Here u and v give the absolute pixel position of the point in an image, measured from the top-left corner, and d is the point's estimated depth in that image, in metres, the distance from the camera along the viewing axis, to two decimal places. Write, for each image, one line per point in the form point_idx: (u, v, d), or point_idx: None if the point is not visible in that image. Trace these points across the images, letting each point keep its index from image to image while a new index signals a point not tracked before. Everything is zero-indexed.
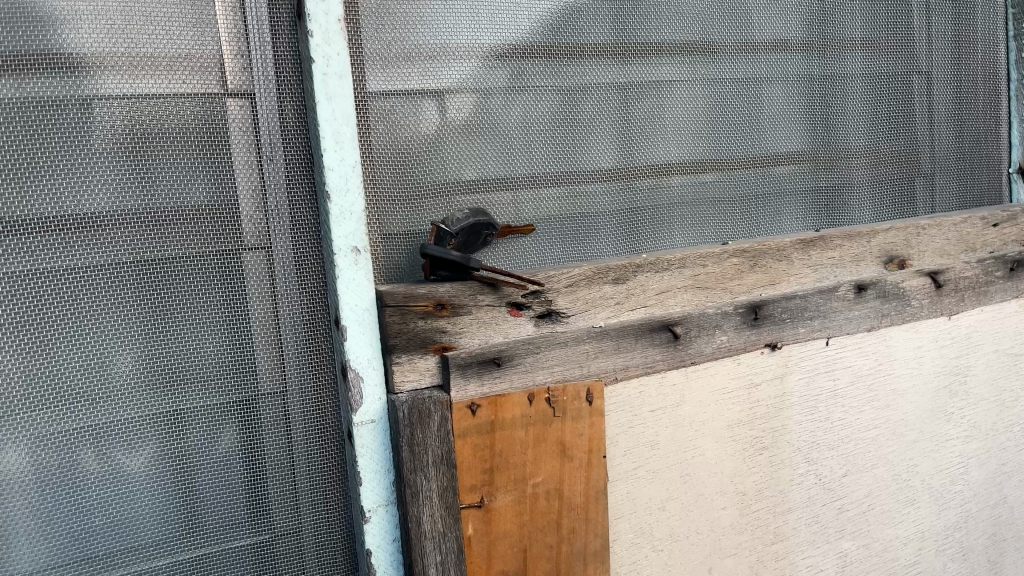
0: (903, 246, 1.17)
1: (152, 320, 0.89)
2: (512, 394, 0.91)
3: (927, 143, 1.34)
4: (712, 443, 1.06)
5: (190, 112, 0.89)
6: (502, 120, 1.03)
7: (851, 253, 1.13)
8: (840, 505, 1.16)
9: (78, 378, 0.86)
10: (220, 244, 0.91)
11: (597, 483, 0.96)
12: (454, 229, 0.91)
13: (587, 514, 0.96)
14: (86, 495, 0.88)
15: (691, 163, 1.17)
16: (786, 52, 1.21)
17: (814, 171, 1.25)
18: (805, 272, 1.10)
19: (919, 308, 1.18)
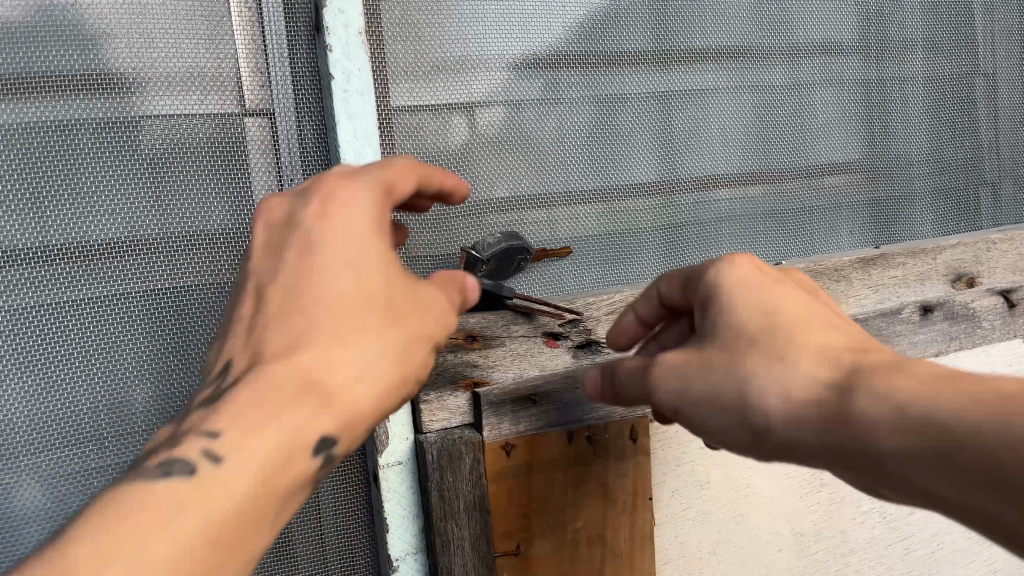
0: (973, 262, 1.08)
1: (168, 354, 0.83)
2: (551, 433, 0.84)
3: (992, 148, 1.25)
4: (767, 481, 0.98)
5: (206, 132, 0.83)
6: (536, 134, 0.96)
7: (915, 272, 1.04)
8: (906, 545, 1.08)
9: (90, 417, 0.81)
10: (239, 272, 0.86)
11: (643, 528, 0.89)
12: (485, 255, 0.85)
13: (632, 561, 0.89)
14: None
15: (739, 175, 1.09)
16: (840, 54, 1.12)
17: (872, 181, 1.17)
18: (865, 294, 1.01)
19: (990, 330, 1.08)
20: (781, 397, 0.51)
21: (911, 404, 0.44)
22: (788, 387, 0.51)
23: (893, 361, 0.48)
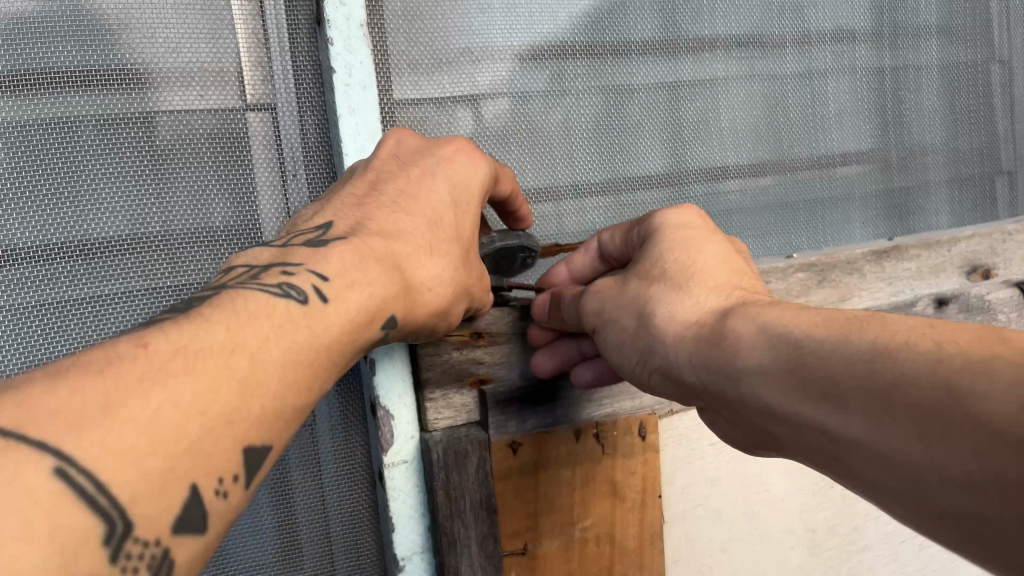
0: (989, 254, 1.06)
1: None
2: (558, 430, 0.83)
3: (1008, 137, 1.22)
4: (779, 477, 0.96)
5: (208, 128, 0.82)
6: (543, 126, 0.95)
7: (930, 264, 1.02)
8: (920, 541, 1.07)
9: None
10: None
11: (653, 526, 0.88)
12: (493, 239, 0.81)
13: (642, 560, 0.87)
14: None
15: (749, 166, 1.07)
16: (853, 42, 1.10)
17: (886, 171, 1.15)
18: (879, 287, 1.00)
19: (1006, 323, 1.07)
20: (674, 331, 0.65)
21: (781, 348, 0.55)
22: (681, 310, 0.66)
23: (766, 300, 0.62)
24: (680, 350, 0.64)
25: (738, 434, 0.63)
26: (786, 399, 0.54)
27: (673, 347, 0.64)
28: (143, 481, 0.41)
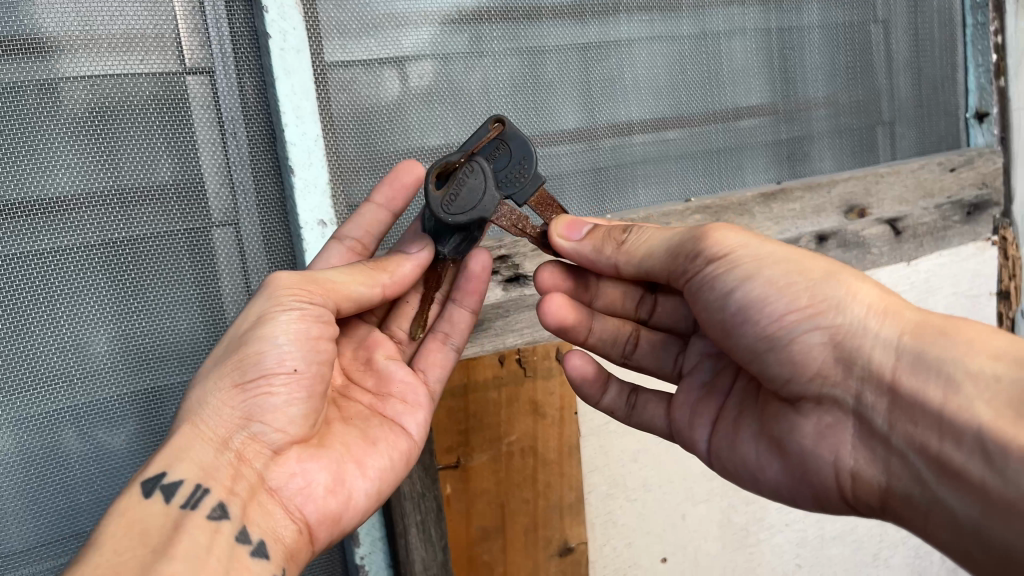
0: (864, 195, 1.20)
1: (125, 301, 0.88)
2: (485, 357, 0.93)
3: (885, 91, 1.36)
4: None
5: (150, 91, 0.87)
6: (464, 86, 1.04)
7: (812, 204, 1.15)
8: None
9: (58, 361, 0.86)
10: (190, 222, 0.91)
11: (571, 439, 0.99)
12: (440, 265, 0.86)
13: (561, 469, 0.99)
14: (69, 476, 0.88)
15: (653, 121, 1.18)
16: (743, 6, 1.21)
17: (776, 123, 1.27)
18: (767, 225, 1.12)
19: (879, 255, 1.21)
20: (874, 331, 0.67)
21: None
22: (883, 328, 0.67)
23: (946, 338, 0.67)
24: (887, 333, 0.67)
25: (880, 461, 0.68)
26: (1004, 423, 0.58)
27: (875, 330, 0.67)
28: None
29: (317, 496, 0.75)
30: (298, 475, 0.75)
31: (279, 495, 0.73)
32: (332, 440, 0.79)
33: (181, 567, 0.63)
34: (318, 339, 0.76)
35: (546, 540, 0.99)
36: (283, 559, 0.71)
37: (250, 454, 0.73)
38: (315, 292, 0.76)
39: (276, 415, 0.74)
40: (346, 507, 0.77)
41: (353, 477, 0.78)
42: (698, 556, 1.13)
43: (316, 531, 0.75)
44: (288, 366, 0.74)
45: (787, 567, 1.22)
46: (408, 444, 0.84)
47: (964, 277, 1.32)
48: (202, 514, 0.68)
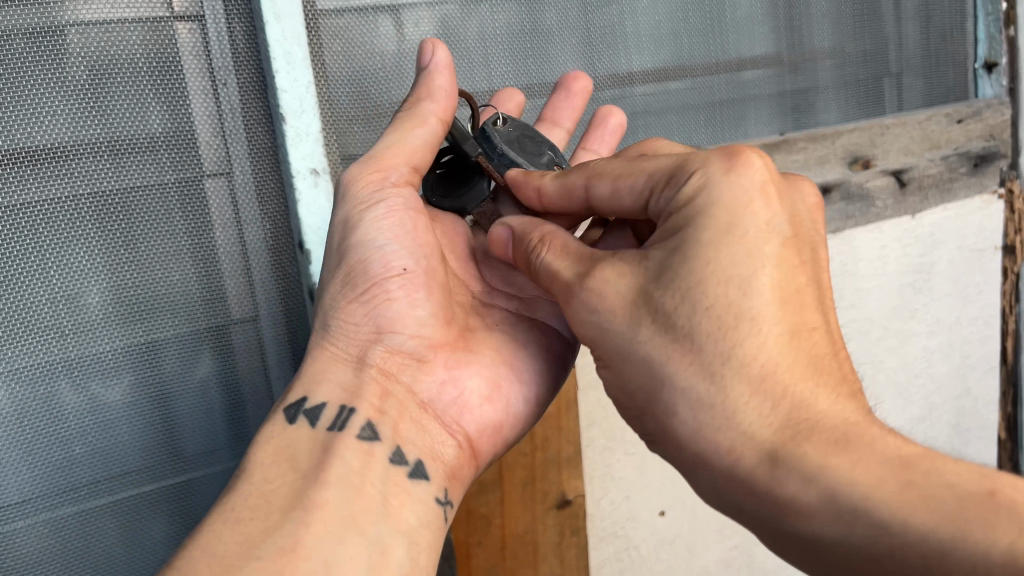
0: (869, 146, 1.17)
1: (116, 252, 0.87)
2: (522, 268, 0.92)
3: (894, 40, 1.33)
4: None
5: (138, 38, 0.84)
6: (462, 34, 1.01)
7: (816, 156, 1.13)
8: None
9: (50, 313, 0.85)
10: (182, 172, 0.89)
11: (568, 392, 0.97)
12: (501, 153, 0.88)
13: (559, 423, 0.97)
14: (65, 429, 0.88)
15: (655, 71, 1.15)
16: None
17: (780, 75, 1.24)
18: None
19: (883, 208, 1.19)
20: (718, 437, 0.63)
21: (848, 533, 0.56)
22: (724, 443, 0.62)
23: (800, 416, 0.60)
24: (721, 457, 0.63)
25: None
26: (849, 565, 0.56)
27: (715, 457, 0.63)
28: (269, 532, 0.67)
29: (471, 405, 0.83)
30: (448, 385, 0.83)
31: (434, 409, 0.82)
32: (478, 348, 0.86)
33: (334, 493, 0.72)
34: (423, 225, 0.83)
35: (544, 493, 0.98)
36: (444, 481, 0.80)
37: (393, 369, 0.82)
38: (391, 162, 0.81)
39: (401, 321, 0.82)
40: (500, 415, 0.85)
41: (508, 385, 0.85)
42: (697, 509, 1.13)
43: (477, 441, 0.83)
44: (399, 267, 0.81)
45: None
46: (560, 342, 0.89)
47: (969, 231, 1.30)
48: (353, 436, 0.77)
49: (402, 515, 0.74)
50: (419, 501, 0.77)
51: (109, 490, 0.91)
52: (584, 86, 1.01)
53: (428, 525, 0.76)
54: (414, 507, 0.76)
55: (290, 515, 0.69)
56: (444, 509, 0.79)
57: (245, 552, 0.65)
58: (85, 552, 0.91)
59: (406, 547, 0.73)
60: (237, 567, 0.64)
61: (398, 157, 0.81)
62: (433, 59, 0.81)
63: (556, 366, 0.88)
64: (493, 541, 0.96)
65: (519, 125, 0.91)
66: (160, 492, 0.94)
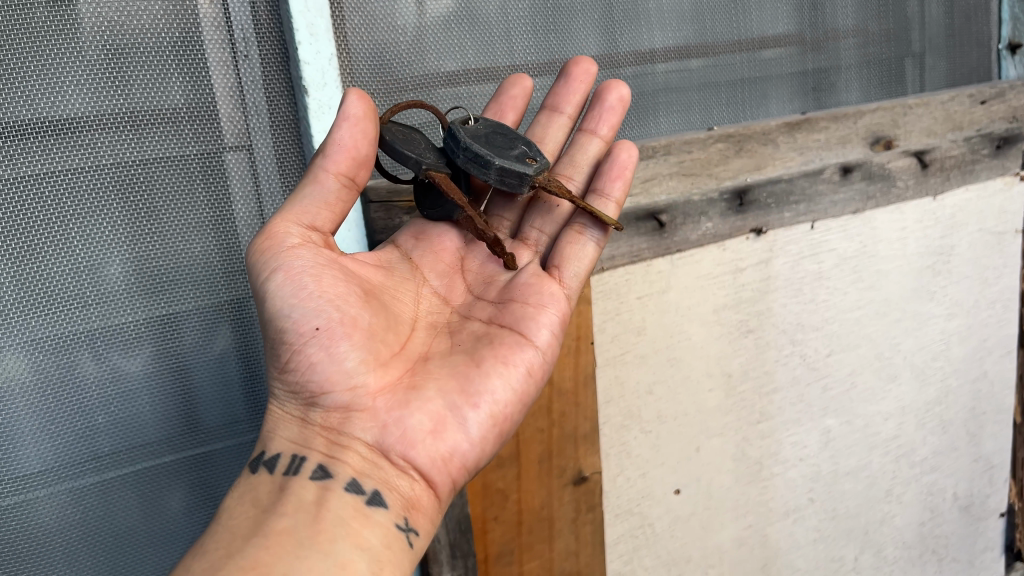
0: (891, 126, 1.16)
1: (138, 224, 0.87)
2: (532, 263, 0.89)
3: (917, 20, 1.31)
4: (699, 327, 1.07)
5: (161, 8, 0.84)
6: (484, 10, 1.00)
7: (837, 135, 1.12)
8: (824, 384, 1.19)
9: (72, 283, 0.85)
10: (203, 144, 0.89)
11: (586, 368, 0.97)
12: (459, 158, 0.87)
13: (576, 399, 0.97)
14: (86, 398, 0.88)
15: (676, 49, 1.14)
16: None
17: (802, 54, 1.23)
18: (790, 157, 1.09)
19: (904, 188, 1.18)
20: None
21: None
22: None
23: None
24: None
25: None
26: None
27: None
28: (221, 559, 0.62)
29: (416, 441, 0.74)
30: (391, 426, 0.74)
31: (381, 451, 0.74)
32: (425, 381, 0.77)
33: (290, 523, 0.67)
34: (334, 283, 0.76)
35: (560, 469, 0.98)
36: (403, 508, 0.73)
37: (335, 421, 0.75)
38: (292, 223, 0.76)
39: (337, 374, 0.74)
40: (454, 442, 0.75)
41: (458, 410, 0.76)
42: (712, 488, 1.13)
43: (433, 475, 0.74)
44: (311, 325, 0.73)
45: (800, 500, 1.21)
46: (522, 364, 0.80)
47: (991, 213, 1.29)
48: (306, 477, 0.72)
49: (363, 534, 0.69)
50: (379, 525, 0.70)
51: (129, 461, 0.91)
52: (587, 71, 0.94)
53: (391, 548, 0.70)
54: (373, 531, 0.70)
55: (252, 541, 0.65)
56: (409, 537, 0.72)
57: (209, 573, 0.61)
58: (106, 521, 0.92)
59: (367, 562, 0.67)
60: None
61: (298, 218, 0.76)
62: (343, 107, 0.77)
63: (519, 378, 0.80)
64: (509, 515, 0.96)
65: (490, 127, 0.89)
66: (180, 465, 0.94)
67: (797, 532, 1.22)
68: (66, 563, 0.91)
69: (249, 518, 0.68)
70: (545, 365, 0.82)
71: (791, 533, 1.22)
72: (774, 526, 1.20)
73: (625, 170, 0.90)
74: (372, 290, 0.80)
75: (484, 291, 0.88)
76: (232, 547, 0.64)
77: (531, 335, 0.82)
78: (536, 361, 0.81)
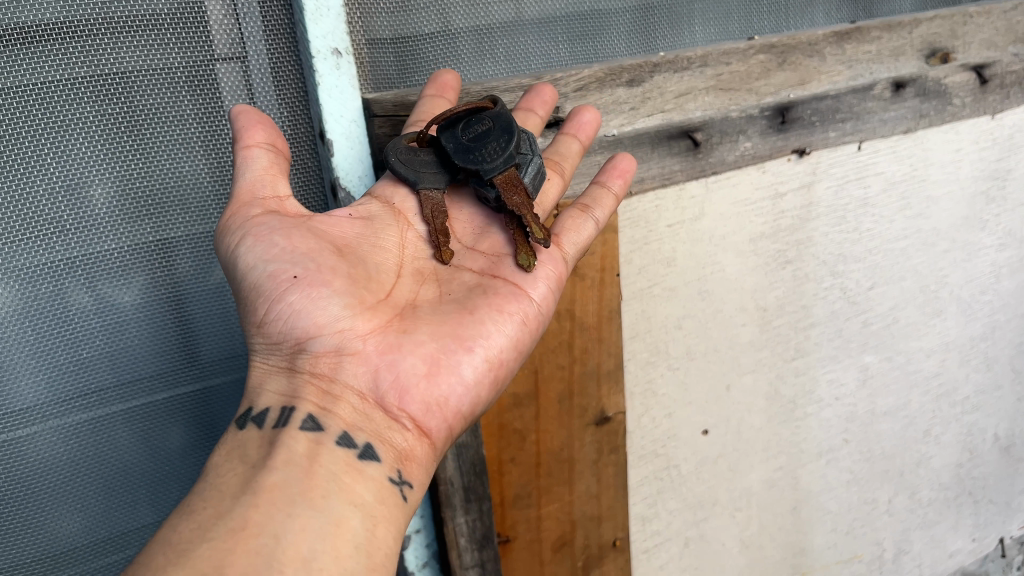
0: (949, 36, 1.05)
1: (122, 142, 0.77)
2: (500, 246, 0.79)
3: None
4: (733, 258, 0.99)
5: None
6: None
7: (890, 46, 1.01)
8: (864, 319, 1.12)
9: (50, 205, 0.76)
10: (189, 52, 0.78)
11: (611, 302, 0.89)
12: (451, 141, 0.80)
13: (600, 335, 0.90)
14: (74, 332, 0.81)
15: None
16: None
17: None
18: (838, 70, 0.98)
19: (961, 106, 1.08)
20: None
21: None
22: None
23: None
24: None
25: None
26: None
27: None
28: (214, 517, 0.55)
29: (410, 386, 0.68)
30: (383, 370, 0.68)
31: (376, 399, 0.67)
32: (416, 325, 0.71)
33: (282, 476, 0.59)
34: (305, 239, 0.69)
35: (581, 409, 0.92)
36: (396, 461, 0.66)
37: (326, 368, 0.67)
38: (246, 200, 0.70)
39: (322, 319, 0.67)
40: (449, 388, 0.69)
41: (452, 353, 0.70)
42: (742, 429, 1.06)
43: (428, 423, 0.68)
44: (288, 274, 0.67)
45: (834, 441, 1.15)
46: (516, 315, 0.74)
47: None
48: (296, 428, 0.63)
49: (356, 489, 0.61)
50: (372, 479, 0.63)
51: (122, 399, 0.85)
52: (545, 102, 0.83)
53: (385, 503, 0.63)
54: (367, 486, 0.62)
55: (241, 499, 0.56)
56: (403, 490, 0.65)
57: (198, 535, 0.53)
58: (101, 461, 0.86)
59: (362, 518, 0.59)
60: (190, 549, 0.52)
61: (250, 196, 0.70)
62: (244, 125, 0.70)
63: (514, 326, 0.73)
64: (527, 457, 0.90)
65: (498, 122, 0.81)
66: (177, 401, 0.88)
67: (829, 474, 1.16)
68: (61, 503, 0.85)
69: (238, 475, 0.60)
70: (540, 316, 0.76)
71: (823, 475, 1.15)
72: (805, 467, 1.13)
73: (625, 175, 0.83)
74: (347, 244, 0.73)
75: (476, 242, 0.80)
76: (221, 505, 0.56)
77: (525, 286, 0.76)
78: (532, 311, 0.75)
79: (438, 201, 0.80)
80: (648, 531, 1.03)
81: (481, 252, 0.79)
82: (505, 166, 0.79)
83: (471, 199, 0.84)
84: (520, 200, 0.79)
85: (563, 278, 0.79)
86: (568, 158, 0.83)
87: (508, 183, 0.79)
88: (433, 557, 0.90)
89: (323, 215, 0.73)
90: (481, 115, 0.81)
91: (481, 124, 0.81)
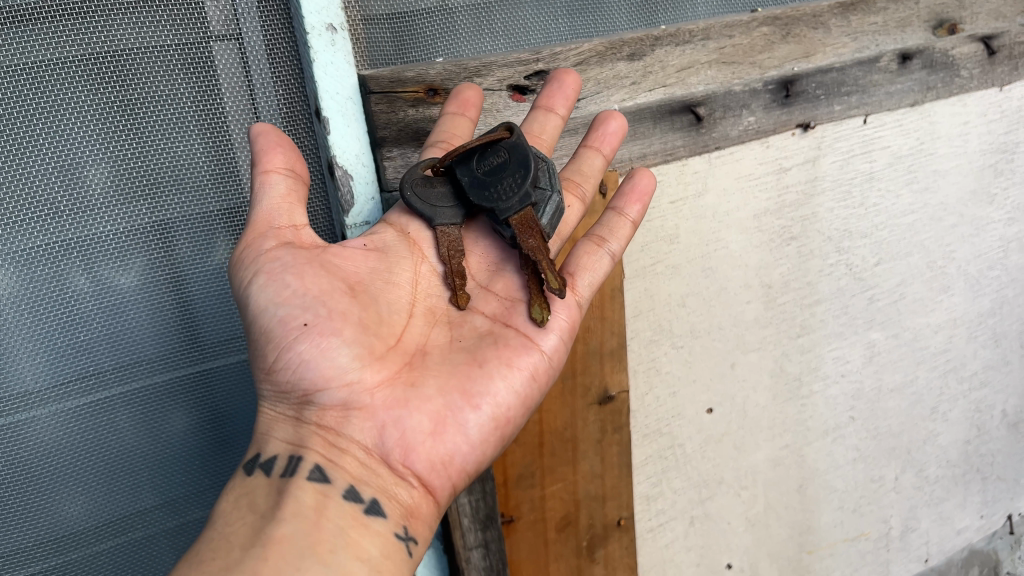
0: (956, 7, 1.03)
1: (117, 124, 0.76)
2: (515, 288, 0.78)
3: None
4: (737, 235, 0.98)
5: None
6: None
7: (896, 18, 1.00)
8: (871, 295, 1.10)
9: (47, 187, 0.75)
10: (183, 30, 0.76)
11: (614, 280, 0.88)
12: (466, 173, 0.78)
13: (603, 313, 0.89)
14: (74, 315, 0.80)
15: None
16: None
17: None
18: (842, 42, 0.97)
19: (969, 78, 1.06)
20: None
21: None
22: None
23: None
24: None
25: None
26: None
27: None
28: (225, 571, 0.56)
29: (416, 444, 0.67)
30: (389, 428, 0.67)
31: (381, 455, 0.67)
32: (424, 378, 0.70)
33: (290, 530, 0.60)
34: (318, 278, 0.68)
35: (584, 388, 0.91)
36: (403, 516, 0.67)
37: (331, 421, 0.67)
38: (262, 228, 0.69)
39: (329, 372, 0.66)
40: (454, 445, 0.68)
41: (459, 411, 0.69)
42: (747, 407, 1.06)
43: (433, 480, 0.68)
44: (298, 321, 0.66)
45: (841, 419, 1.14)
46: (525, 370, 0.73)
47: None
48: (303, 478, 0.64)
49: (363, 543, 0.63)
50: (378, 534, 0.64)
51: (124, 383, 0.84)
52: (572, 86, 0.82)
53: (391, 558, 0.64)
54: (373, 540, 0.64)
55: (251, 551, 0.58)
56: (409, 546, 0.66)
57: None
58: (103, 446, 0.85)
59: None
60: None
61: (265, 225, 0.69)
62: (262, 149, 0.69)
63: (522, 381, 0.72)
64: (531, 437, 0.89)
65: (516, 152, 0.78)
66: (179, 385, 0.87)
67: (836, 451, 1.15)
68: (64, 486, 0.85)
69: (248, 526, 0.61)
70: (550, 370, 0.75)
71: (829, 453, 1.15)
72: (812, 446, 1.13)
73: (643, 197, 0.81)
74: (359, 283, 0.72)
75: (490, 282, 0.79)
76: (229, 556, 0.58)
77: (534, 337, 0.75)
78: (541, 365, 0.74)
79: (455, 236, 0.78)
80: (653, 510, 1.03)
81: (496, 293, 0.78)
82: (521, 206, 0.77)
83: (487, 234, 0.82)
84: (535, 241, 0.76)
85: (576, 325, 0.78)
86: (589, 177, 0.82)
87: (524, 223, 0.76)
88: (438, 538, 0.89)
89: (337, 250, 0.72)
90: (498, 145, 0.79)
91: (496, 157, 0.79)
